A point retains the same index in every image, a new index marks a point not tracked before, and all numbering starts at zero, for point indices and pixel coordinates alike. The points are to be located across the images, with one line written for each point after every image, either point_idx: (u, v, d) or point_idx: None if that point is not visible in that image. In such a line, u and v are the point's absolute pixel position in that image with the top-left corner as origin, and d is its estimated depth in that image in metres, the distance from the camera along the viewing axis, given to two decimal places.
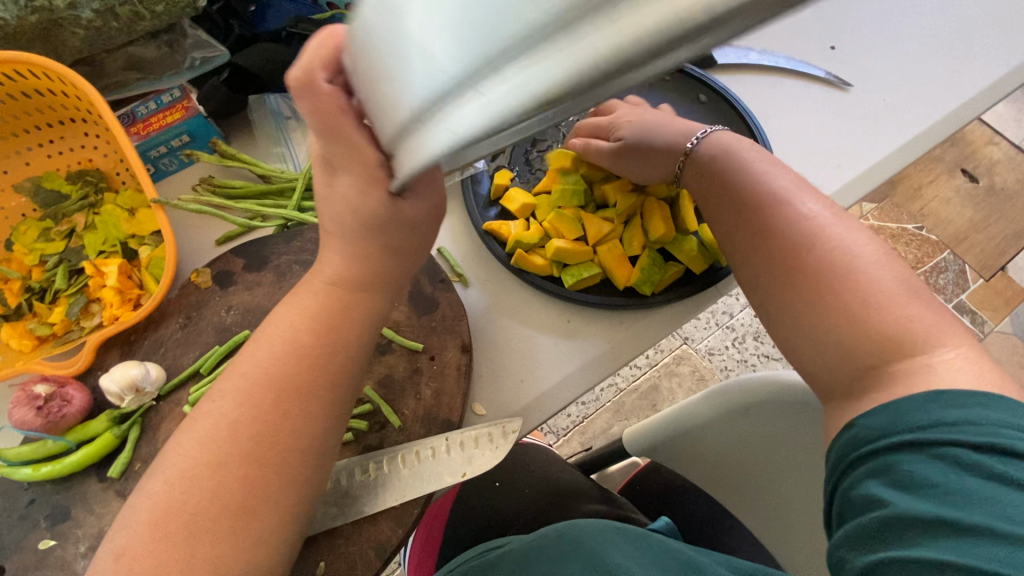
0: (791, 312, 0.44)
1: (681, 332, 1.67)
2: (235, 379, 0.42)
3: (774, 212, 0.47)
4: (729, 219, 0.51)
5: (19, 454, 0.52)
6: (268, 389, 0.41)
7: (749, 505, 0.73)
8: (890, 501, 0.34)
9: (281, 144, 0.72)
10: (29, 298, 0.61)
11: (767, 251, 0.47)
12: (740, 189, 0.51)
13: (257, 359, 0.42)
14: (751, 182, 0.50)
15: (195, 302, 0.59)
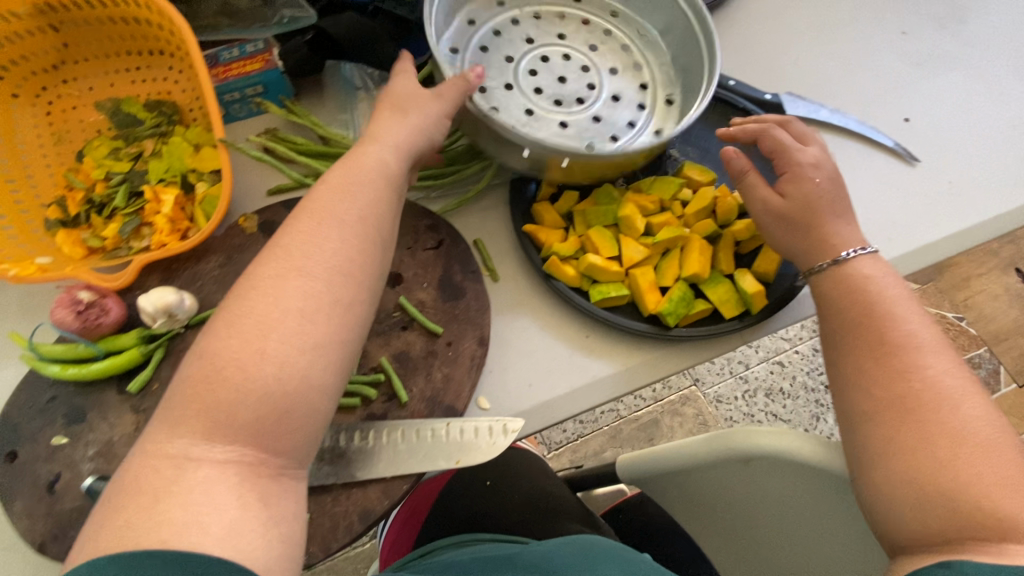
0: (879, 415, 0.45)
1: (693, 373, 1.65)
2: (267, 283, 0.41)
3: (893, 312, 0.49)
4: (841, 306, 0.51)
5: (51, 352, 0.55)
6: (313, 312, 0.41)
7: (681, 513, 0.75)
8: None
9: (346, 111, 0.75)
10: (88, 210, 0.64)
11: (878, 343, 0.47)
12: (864, 275, 0.51)
13: (319, 266, 0.42)
14: (869, 281, 0.51)
15: (238, 244, 0.62)
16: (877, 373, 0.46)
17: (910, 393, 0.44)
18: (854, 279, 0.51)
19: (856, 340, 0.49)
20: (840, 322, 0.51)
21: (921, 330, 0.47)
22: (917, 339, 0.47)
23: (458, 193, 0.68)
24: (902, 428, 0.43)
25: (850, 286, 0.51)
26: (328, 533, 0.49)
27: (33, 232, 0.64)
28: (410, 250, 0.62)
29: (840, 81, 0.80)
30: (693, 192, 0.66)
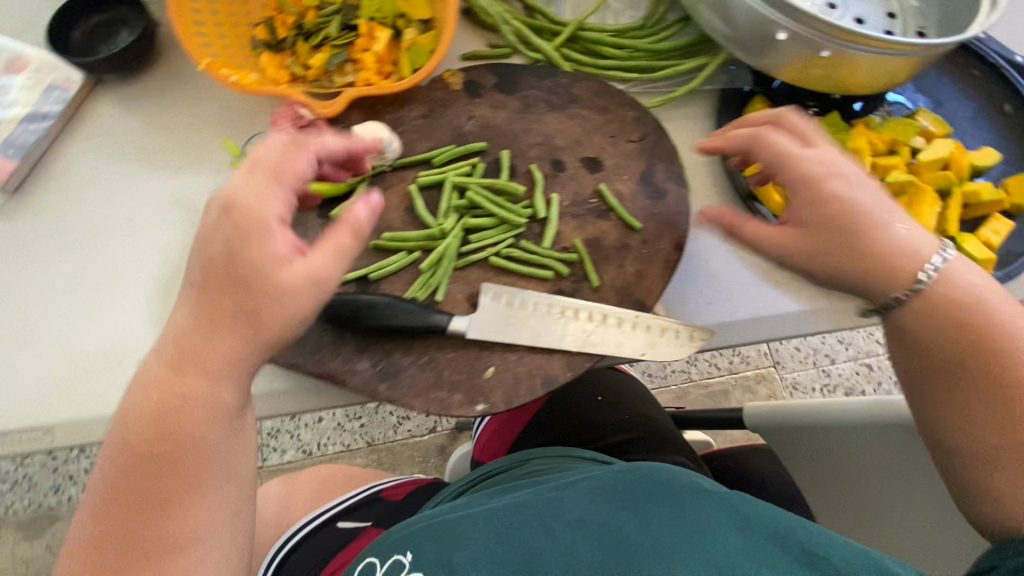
0: (983, 454, 0.42)
1: (774, 355, 1.60)
2: (142, 388, 0.39)
3: (997, 338, 0.41)
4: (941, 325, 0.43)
5: None
6: (176, 363, 0.39)
7: (802, 474, 0.74)
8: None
9: None
10: (295, 35, 0.63)
11: (947, 365, 0.43)
12: (960, 293, 0.43)
13: (128, 421, 0.39)
14: (963, 294, 0.43)
15: (441, 98, 0.61)
16: (969, 401, 0.42)
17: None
18: (941, 304, 0.43)
19: (921, 351, 0.45)
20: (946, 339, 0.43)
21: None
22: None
23: (662, 92, 0.64)
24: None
25: (930, 317, 0.44)
26: (511, 388, 0.50)
27: (241, 48, 0.64)
28: (614, 138, 0.59)
29: None
30: (925, 143, 0.60)
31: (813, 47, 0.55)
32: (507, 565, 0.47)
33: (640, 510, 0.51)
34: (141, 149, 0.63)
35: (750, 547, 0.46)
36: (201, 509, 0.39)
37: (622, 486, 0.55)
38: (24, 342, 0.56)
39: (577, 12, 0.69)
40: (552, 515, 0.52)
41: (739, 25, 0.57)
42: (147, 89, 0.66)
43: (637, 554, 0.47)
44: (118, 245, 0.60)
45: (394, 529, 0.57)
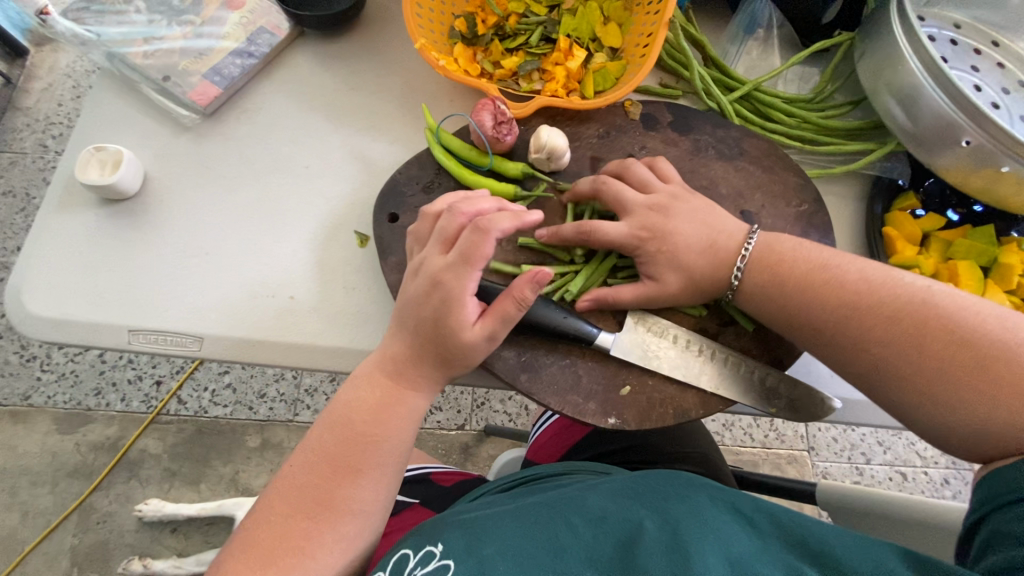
0: (919, 394, 0.44)
1: (810, 440, 1.59)
2: (366, 387, 0.51)
3: (821, 285, 0.49)
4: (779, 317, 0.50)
5: (447, 147, 0.60)
6: (392, 373, 0.51)
7: None
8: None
9: (734, 44, 0.72)
10: (492, 34, 0.68)
11: (830, 327, 0.48)
12: (771, 262, 0.51)
13: (346, 410, 0.50)
14: (778, 258, 0.51)
15: (619, 124, 0.64)
16: (864, 348, 0.47)
17: (933, 347, 0.44)
18: (763, 284, 0.51)
19: (809, 332, 0.49)
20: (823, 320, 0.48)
21: (879, 274, 0.48)
22: (887, 330, 0.46)
23: (820, 167, 0.67)
24: (963, 393, 0.42)
25: (767, 297, 0.51)
26: (643, 410, 0.51)
27: (441, 34, 0.68)
28: (775, 199, 0.62)
29: None
30: None
31: (991, 160, 0.57)
32: (534, 559, 0.44)
33: (659, 508, 0.47)
34: (327, 104, 0.68)
35: (765, 555, 0.42)
36: (359, 491, 0.49)
37: (639, 485, 0.51)
38: (195, 257, 0.60)
39: (752, 74, 0.72)
40: (574, 511, 0.49)
41: (922, 121, 0.59)
42: (342, 50, 0.70)
43: (652, 551, 0.43)
44: (291, 186, 0.64)
45: (430, 520, 0.54)
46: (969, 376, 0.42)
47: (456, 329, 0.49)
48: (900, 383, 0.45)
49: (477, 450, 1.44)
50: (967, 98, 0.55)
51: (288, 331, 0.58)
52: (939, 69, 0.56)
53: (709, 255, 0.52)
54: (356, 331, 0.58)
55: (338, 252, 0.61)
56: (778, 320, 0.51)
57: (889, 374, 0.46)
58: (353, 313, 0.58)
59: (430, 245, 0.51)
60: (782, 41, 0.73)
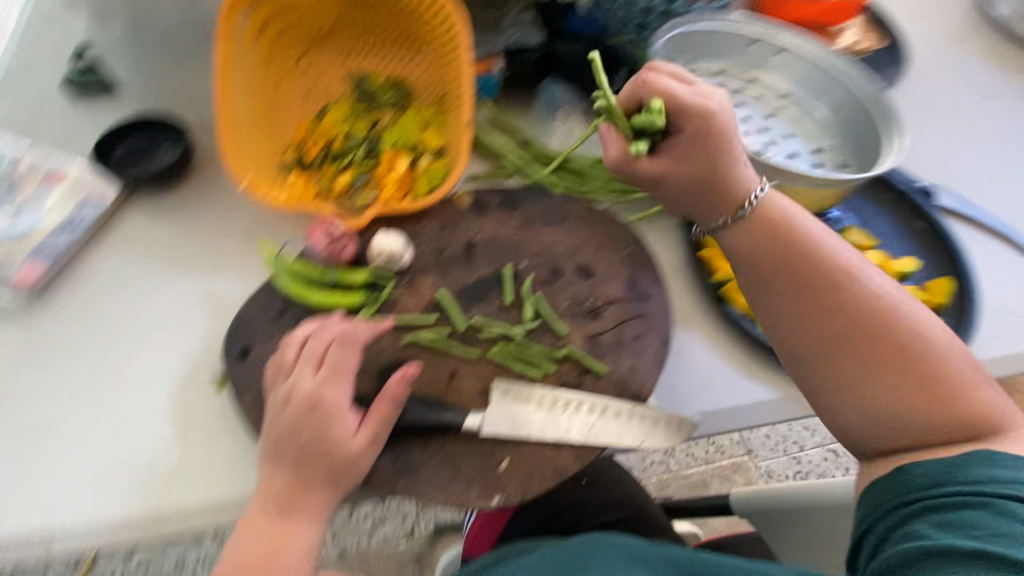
0: (857, 382, 0.51)
1: (746, 443, 1.65)
2: (252, 534, 0.48)
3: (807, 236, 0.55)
4: (766, 241, 0.56)
5: (290, 269, 0.62)
6: (279, 510, 0.48)
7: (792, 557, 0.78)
8: (983, 563, 0.40)
9: (543, 123, 0.82)
10: (322, 158, 0.72)
11: (801, 287, 0.54)
12: (779, 208, 0.56)
13: (241, 565, 0.47)
14: (785, 217, 0.56)
15: (452, 213, 0.69)
16: (811, 326, 0.53)
17: (870, 346, 0.50)
18: (770, 216, 0.56)
19: (776, 278, 0.55)
20: (798, 263, 0.54)
21: (872, 288, 0.52)
22: (848, 323, 0.51)
23: (639, 211, 0.76)
24: (890, 387, 0.50)
25: (762, 231, 0.56)
26: (524, 480, 0.53)
27: (273, 168, 0.72)
28: (604, 249, 0.68)
29: (987, 178, 0.86)
30: None
31: None
32: None
33: None
34: (168, 256, 0.68)
35: None
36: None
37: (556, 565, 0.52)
38: (37, 448, 0.56)
39: (565, 144, 0.81)
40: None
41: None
42: (178, 201, 0.72)
43: None
44: (138, 348, 0.62)
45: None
46: (893, 385, 0.49)
47: (339, 442, 0.49)
48: (828, 367, 0.52)
49: (433, 554, 1.35)
50: None
51: (152, 502, 0.54)
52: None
53: (726, 154, 0.56)
54: (226, 480, 0.55)
55: (197, 402, 0.59)
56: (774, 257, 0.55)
57: (822, 359, 0.52)
58: (221, 462, 0.56)
59: (297, 367, 0.52)
60: (585, 112, 0.83)
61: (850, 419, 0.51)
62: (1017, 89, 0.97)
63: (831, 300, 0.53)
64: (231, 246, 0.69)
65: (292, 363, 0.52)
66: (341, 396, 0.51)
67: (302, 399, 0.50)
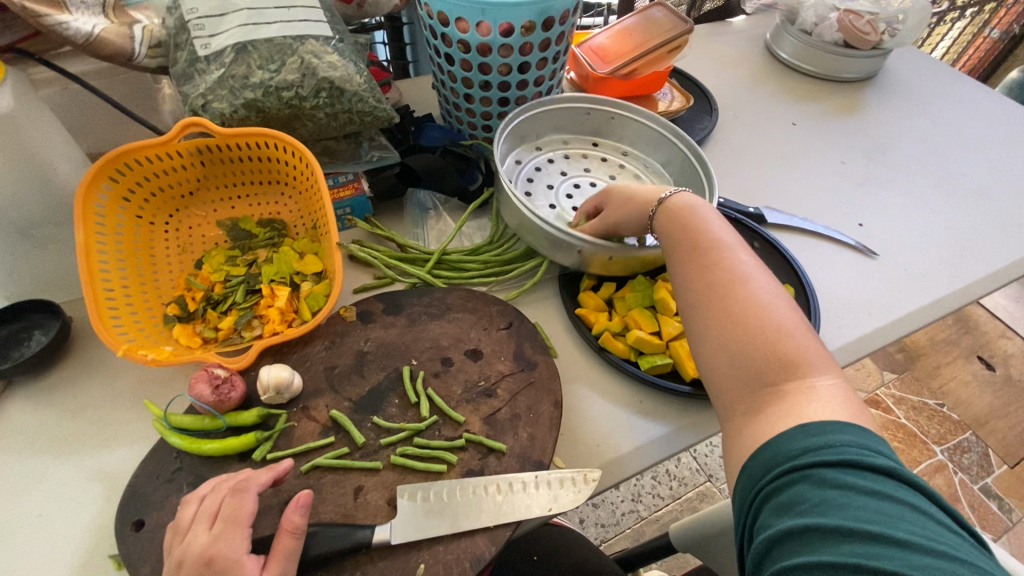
0: (720, 327, 0.56)
1: (706, 468, 1.69)
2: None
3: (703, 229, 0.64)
4: (666, 222, 0.68)
5: (180, 423, 0.62)
6: None
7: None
8: (834, 536, 0.40)
9: (417, 226, 0.90)
10: (204, 306, 0.75)
11: (683, 256, 0.63)
12: (683, 204, 0.68)
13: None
14: (688, 209, 0.67)
15: (340, 329, 0.73)
16: (695, 277, 0.61)
17: (732, 303, 0.56)
18: (671, 213, 0.68)
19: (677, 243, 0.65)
20: (685, 231, 0.65)
21: (748, 265, 0.59)
22: (719, 281, 0.58)
23: (516, 287, 0.83)
24: (750, 339, 0.53)
25: (668, 218, 0.68)
26: None
27: (155, 325, 0.73)
28: (487, 330, 0.74)
29: (804, 191, 1.02)
30: None
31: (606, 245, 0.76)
32: None
33: None
34: (52, 439, 0.66)
35: None
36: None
37: None
38: None
39: (440, 241, 0.89)
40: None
41: (552, 243, 0.78)
42: (60, 380, 0.71)
43: None
44: (23, 547, 0.59)
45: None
46: (746, 337, 0.53)
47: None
48: (704, 308, 0.58)
49: None
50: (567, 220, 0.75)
51: None
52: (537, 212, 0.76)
53: (634, 210, 0.73)
54: None
55: None
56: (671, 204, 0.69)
57: (698, 301, 0.59)
58: None
59: (190, 526, 0.51)
60: (451, 210, 0.93)
61: (713, 357, 0.56)
62: (809, 114, 1.17)
63: (709, 267, 0.60)
64: (119, 414, 0.68)
65: (188, 522, 0.52)
66: (239, 543, 0.51)
67: (199, 558, 0.50)
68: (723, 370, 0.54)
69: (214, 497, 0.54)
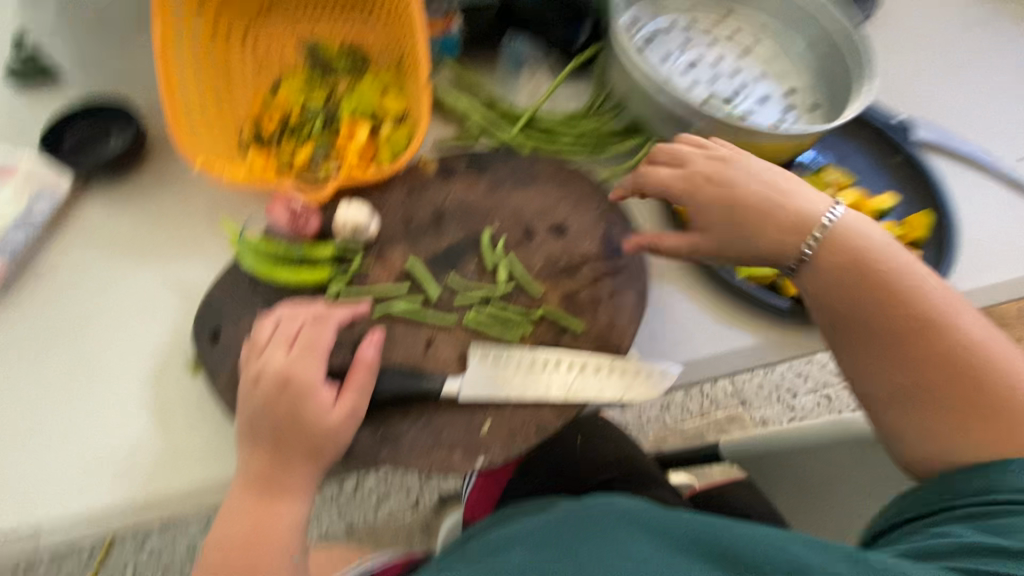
0: (919, 401, 0.50)
1: (740, 394, 1.67)
2: (240, 515, 0.46)
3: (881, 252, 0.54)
4: (831, 292, 0.55)
5: (255, 247, 0.60)
6: (262, 490, 0.47)
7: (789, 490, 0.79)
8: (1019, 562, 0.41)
9: (508, 80, 0.79)
10: (280, 133, 0.70)
11: (863, 295, 0.53)
12: (848, 256, 0.55)
13: (222, 550, 0.46)
14: (860, 236, 0.55)
15: (419, 179, 0.67)
16: (888, 338, 0.52)
17: (948, 373, 0.49)
18: (829, 278, 0.55)
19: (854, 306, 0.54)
20: (858, 279, 0.54)
21: (941, 298, 0.52)
22: (931, 343, 0.50)
23: (612, 165, 0.74)
24: (970, 419, 0.48)
25: (819, 288, 0.56)
26: (507, 440, 0.53)
27: (230, 146, 0.69)
28: (577, 205, 0.67)
29: (965, 106, 0.85)
30: None
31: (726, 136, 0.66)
32: None
33: (580, 546, 0.48)
34: (132, 244, 0.66)
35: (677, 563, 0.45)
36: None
37: (564, 525, 0.52)
38: (18, 443, 0.55)
39: (531, 102, 0.78)
40: (498, 562, 0.50)
41: (660, 114, 0.69)
42: (137, 187, 0.69)
43: None
44: (108, 339, 0.61)
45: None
46: (972, 422, 0.48)
47: (316, 416, 0.48)
48: (913, 385, 0.51)
49: (438, 522, 1.38)
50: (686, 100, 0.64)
51: (137, 489, 0.54)
52: (656, 75, 0.67)
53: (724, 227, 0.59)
54: (210, 463, 0.55)
55: (173, 388, 0.58)
56: (832, 325, 0.55)
57: (905, 382, 0.51)
58: (203, 445, 0.56)
59: (267, 346, 0.51)
60: (549, 66, 0.81)
61: (918, 442, 0.50)
62: (996, 11, 0.94)
63: (911, 329, 0.51)
64: (193, 230, 0.67)
65: (265, 340, 0.51)
66: (312, 374, 0.50)
67: (275, 377, 0.49)
68: (926, 450, 0.50)
69: (290, 321, 0.53)
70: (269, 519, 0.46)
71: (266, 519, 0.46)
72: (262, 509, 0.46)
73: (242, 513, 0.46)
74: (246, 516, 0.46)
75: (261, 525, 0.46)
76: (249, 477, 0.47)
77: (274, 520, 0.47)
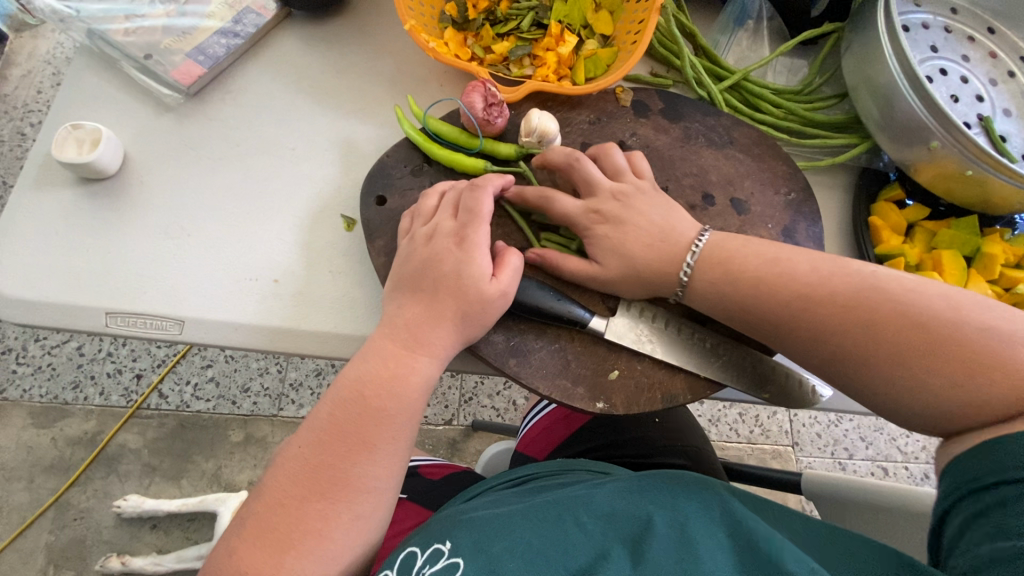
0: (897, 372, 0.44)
1: (794, 435, 1.60)
2: (376, 358, 0.47)
3: (814, 288, 0.48)
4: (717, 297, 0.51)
5: (437, 129, 0.59)
6: (406, 341, 0.47)
7: None
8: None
9: (726, 33, 0.72)
10: (484, 19, 0.67)
11: (787, 321, 0.48)
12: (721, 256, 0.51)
13: (355, 384, 0.46)
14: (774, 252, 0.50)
15: (610, 110, 0.64)
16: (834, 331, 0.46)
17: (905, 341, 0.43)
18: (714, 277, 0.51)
19: (808, 351, 0.48)
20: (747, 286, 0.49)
21: (857, 278, 0.47)
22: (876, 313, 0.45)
23: (808, 159, 0.68)
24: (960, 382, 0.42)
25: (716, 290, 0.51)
26: (632, 394, 0.52)
27: (431, 18, 0.67)
28: (764, 187, 0.62)
29: None
30: None
31: (958, 162, 0.57)
32: (545, 558, 0.40)
33: (675, 504, 0.43)
34: (315, 85, 0.67)
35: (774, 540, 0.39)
36: (373, 467, 0.45)
37: (651, 479, 0.46)
38: (183, 237, 0.59)
39: (741, 65, 0.72)
40: (581, 508, 0.44)
41: (894, 117, 0.60)
42: (331, 32, 0.69)
43: (663, 550, 0.39)
44: (277, 168, 0.62)
45: (437, 517, 0.48)
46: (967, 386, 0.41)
47: (474, 282, 0.48)
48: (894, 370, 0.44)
49: (465, 445, 1.42)
50: (939, 103, 0.56)
51: (275, 316, 0.56)
52: (916, 73, 0.57)
53: (661, 248, 0.52)
54: (343, 317, 0.57)
55: (326, 236, 0.60)
56: (773, 336, 0.50)
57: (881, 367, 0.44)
58: (341, 297, 0.58)
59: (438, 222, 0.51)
60: (772, 32, 0.73)
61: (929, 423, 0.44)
62: None
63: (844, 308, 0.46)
64: (375, 92, 0.67)
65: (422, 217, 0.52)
66: (481, 238, 0.50)
67: (438, 252, 0.49)
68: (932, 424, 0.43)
69: (473, 210, 0.51)
70: (400, 372, 0.46)
71: (399, 374, 0.46)
72: (397, 361, 0.47)
73: (376, 360, 0.47)
74: (378, 366, 0.47)
75: (390, 376, 0.46)
76: (393, 335, 0.48)
77: (403, 376, 0.47)
